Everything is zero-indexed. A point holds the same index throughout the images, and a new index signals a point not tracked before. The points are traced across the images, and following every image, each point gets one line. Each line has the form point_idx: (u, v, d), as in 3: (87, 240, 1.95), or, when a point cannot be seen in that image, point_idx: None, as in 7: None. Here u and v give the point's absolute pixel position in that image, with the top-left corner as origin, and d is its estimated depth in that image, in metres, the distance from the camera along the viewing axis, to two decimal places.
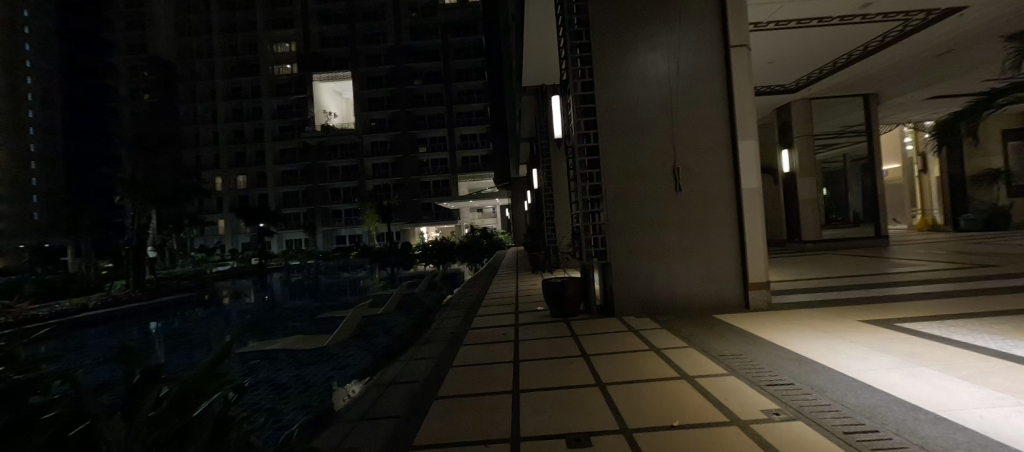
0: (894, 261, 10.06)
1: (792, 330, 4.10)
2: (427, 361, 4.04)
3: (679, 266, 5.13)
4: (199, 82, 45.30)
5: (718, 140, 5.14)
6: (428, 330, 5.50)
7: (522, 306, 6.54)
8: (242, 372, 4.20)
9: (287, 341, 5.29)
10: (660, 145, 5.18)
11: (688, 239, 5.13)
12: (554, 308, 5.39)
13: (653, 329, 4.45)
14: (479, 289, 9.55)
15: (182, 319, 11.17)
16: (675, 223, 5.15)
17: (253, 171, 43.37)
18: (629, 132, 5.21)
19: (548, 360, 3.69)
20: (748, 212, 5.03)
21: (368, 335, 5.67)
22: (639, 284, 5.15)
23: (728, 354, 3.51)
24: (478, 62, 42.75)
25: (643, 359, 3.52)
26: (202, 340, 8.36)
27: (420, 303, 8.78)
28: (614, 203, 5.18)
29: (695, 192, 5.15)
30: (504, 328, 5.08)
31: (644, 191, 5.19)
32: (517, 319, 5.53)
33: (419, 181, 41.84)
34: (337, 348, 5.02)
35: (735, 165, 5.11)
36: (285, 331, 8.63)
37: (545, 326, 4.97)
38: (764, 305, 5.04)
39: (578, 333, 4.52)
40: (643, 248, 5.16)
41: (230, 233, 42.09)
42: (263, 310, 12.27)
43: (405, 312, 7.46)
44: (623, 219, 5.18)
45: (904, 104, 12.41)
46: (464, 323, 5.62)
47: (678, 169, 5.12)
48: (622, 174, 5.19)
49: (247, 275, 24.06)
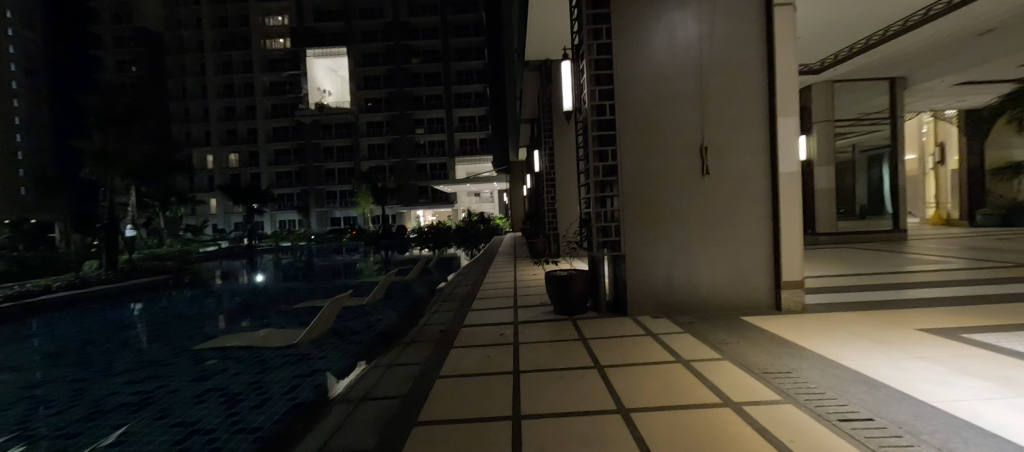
0: (914, 257, 9.48)
1: (840, 339, 3.48)
2: (411, 368, 3.41)
3: (702, 259, 4.49)
4: (188, 55, 43.54)
5: (755, 116, 4.44)
6: (415, 327, 4.86)
7: (522, 300, 5.94)
8: (192, 379, 3.56)
9: (256, 336, 4.65)
10: (686, 121, 4.48)
11: (712, 229, 4.49)
12: (558, 304, 4.77)
13: (676, 334, 3.81)
14: (475, 277, 8.98)
15: (159, 302, 10.53)
16: (699, 212, 4.49)
17: (245, 150, 42.13)
18: (650, 104, 4.49)
19: (553, 372, 3.06)
20: (785, 200, 4.36)
21: (347, 331, 5.00)
22: (656, 281, 4.52)
23: (773, 371, 2.86)
24: (478, 41, 41.29)
25: (671, 375, 2.86)
26: (173, 327, 7.70)
27: (411, 292, 8.16)
28: (632, 186, 4.50)
29: (724, 177, 4.46)
30: (501, 327, 4.46)
31: (666, 173, 4.50)
32: (515, 316, 4.90)
33: (416, 164, 40.94)
34: (310, 346, 4.37)
35: (770, 145, 4.42)
36: (264, 317, 8.00)
37: (549, 326, 4.35)
38: (798, 308, 4.40)
39: (587, 337, 3.89)
40: (662, 239, 4.51)
41: (222, 213, 41.17)
42: (248, 293, 11.65)
43: (394, 302, 6.88)
44: (640, 205, 4.51)
45: (930, 90, 11.63)
46: (456, 319, 4.99)
47: (706, 149, 4.42)
48: (641, 151, 4.50)
49: (237, 255, 23.42)
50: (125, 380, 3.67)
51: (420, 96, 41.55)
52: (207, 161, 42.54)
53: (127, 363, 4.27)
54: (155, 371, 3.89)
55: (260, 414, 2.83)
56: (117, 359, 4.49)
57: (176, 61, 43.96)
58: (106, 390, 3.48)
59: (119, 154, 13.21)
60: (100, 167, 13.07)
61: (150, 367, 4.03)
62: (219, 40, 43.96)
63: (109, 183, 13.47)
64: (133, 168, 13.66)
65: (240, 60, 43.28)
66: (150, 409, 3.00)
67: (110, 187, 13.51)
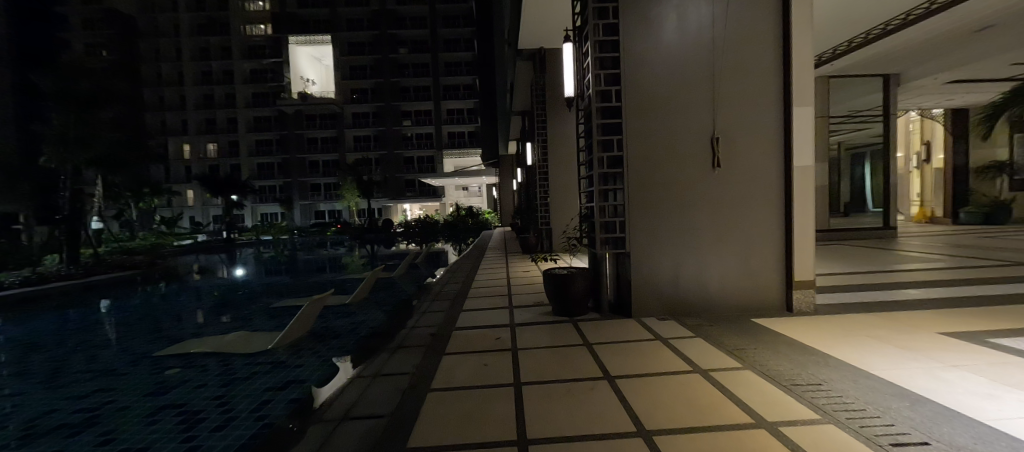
0: (906, 255, 9.49)
1: (863, 344, 3.26)
2: (401, 377, 3.05)
3: (711, 256, 4.22)
4: (162, 39, 41.55)
5: (768, 103, 4.17)
6: (403, 329, 4.47)
7: (517, 298, 5.60)
8: (147, 393, 3.12)
9: (226, 341, 4.20)
10: (696, 109, 4.18)
11: (721, 224, 4.21)
12: (557, 304, 4.46)
13: (687, 339, 3.54)
14: (466, 273, 8.62)
15: (128, 298, 9.88)
16: (709, 206, 4.21)
17: (224, 139, 40.59)
18: (659, 90, 4.18)
19: (560, 384, 2.74)
20: (799, 195, 4.11)
21: (328, 334, 4.57)
22: (663, 280, 4.24)
23: (801, 383, 2.59)
24: (467, 31, 40.47)
25: (693, 388, 2.57)
26: (138, 326, 7.13)
27: (398, 288, 7.74)
28: (638, 179, 4.20)
29: (735, 169, 4.19)
30: (498, 330, 4.12)
31: (675, 165, 4.20)
32: (511, 318, 4.55)
33: (403, 156, 40.12)
34: (286, 353, 3.94)
35: (784, 135, 4.16)
36: (240, 314, 7.47)
37: (550, 329, 4.04)
38: (810, 308, 4.17)
39: (592, 342, 3.58)
40: (669, 235, 4.22)
41: (201, 205, 39.68)
42: (225, 288, 11.05)
43: (381, 300, 6.48)
44: (646, 199, 4.20)
45: (923, 87, 11.62)
46: (448, 320, 4.63)
47: (718, 139, 4.13)
48: (648, 142, 4.19)
49: (216, 249, 22.50)
50: (68, 394, 3.19)
51: (408, 88, 40.64)
52: (183, 150, 40.84)
53: (75, 372, 3.77)
54: (106, 382, 3.43)
55: (220, 438, 2.40)
56: (63, 367, 3.98)
57: (150, 45, 41.94)
58: (42, 407, 3.01)
59: (80, 141, 12.33)
60: (58, 154, 12.13)
61: (100, 378, 3.55)
62: (197, 24, 42.10)
63: (67, 172, 12.53)
64: (96, 155, 12.77)
65: (218, 46, 41.53)
66: (89, 433, 2.55)
67: (70, 175, 12.59)
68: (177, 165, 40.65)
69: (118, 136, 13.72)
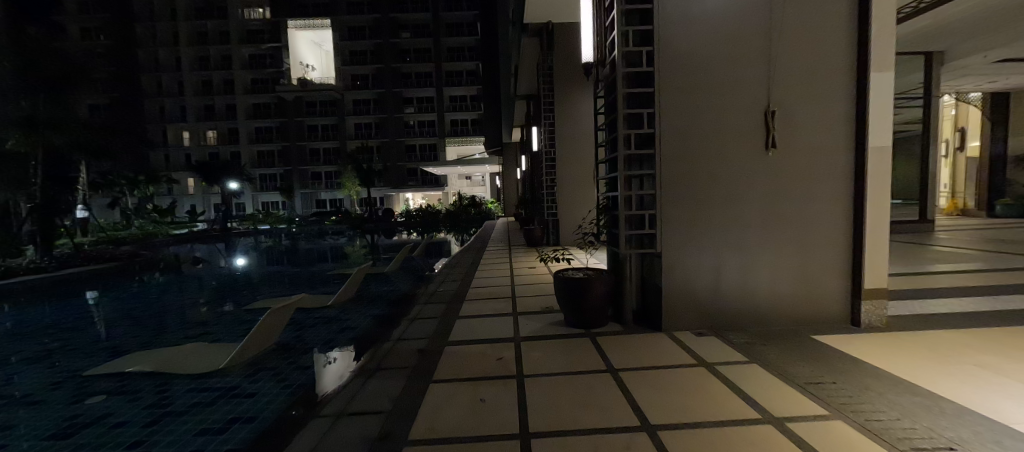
0: (946, 250, 8.66)
1: (975, 378, 2.47)
2: (370, 420, 2.31)
3: (762, 259, 3.45)
4: (158, 23, 40.37)
5: (836, 67, 3.34)
6: (386, 342, 3.73)
7: (523, 302, 4.84)
8: (43, 436, 2.41)
9: (173, 357, 3.47)
10: (747, 76, 3.36)
11: (773, 218, 3.43)
12: (572, 314, 3.72)
13: (738, 364, 2.79)
14: (467, 268, 7.92)
15: (107, 292, 9.26)
16: (759, 199, 3.42)
17: (224, 127, 39.75)
18: (702, 53, 3.35)
19: (580, 437, 1.99)
20: (872, 184, 3.31)
21: (298, 347, 3.83)
22: (701, 289, 3.47)
23: (925, 447, 1.81)
24: (470, 15, 39.03)
25: (768, 449, 1.82)
26: (103, 322, 6.45)
27: (390, 284, 6.99)
28: (674, 163, 3.40)
29: (794, 152, 3.39)
30: (500, 346, 3.39)
31: (719, 146, 3.40)
32: (515, 330, 3.80)
33: (405, 144, 39.20)
34: (237, 376, 3.19)
35: (856, 108, 3.35)
36: (219, 308, 6.78)
37: (564, 346, 3.31)
38: (880, 323, 3.42)
39: (618, 368, 2.83)
40: (710, 231, 3.44)
41: (200, 194, 39.03)
42: (214, 279, 10.44)
43: (370, 300, 5.76)
44: (683, 188, 3.41)
45: (967, 67, 10.60)
46: (440, 331, 3.89)
47: (773, 114, 3.33)
48: (688, 115, 3.38)
49: (212, 239, 21.87)
50: None
51: (410, 74, 39.52)
52: (182, 137, 40.13)
53: None
54: (7, 413, 2.73)
55: None
56: None
57: (146, 29, 40.80)
58: None
59: (50, 123, 11.35)
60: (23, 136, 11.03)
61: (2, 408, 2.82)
62: (194, 8, 41.05)
63: (37, 157, 11.56)
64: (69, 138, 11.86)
65: (216, 30, 40.50)
66: None
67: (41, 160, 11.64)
68: (176, 153, 39.92)
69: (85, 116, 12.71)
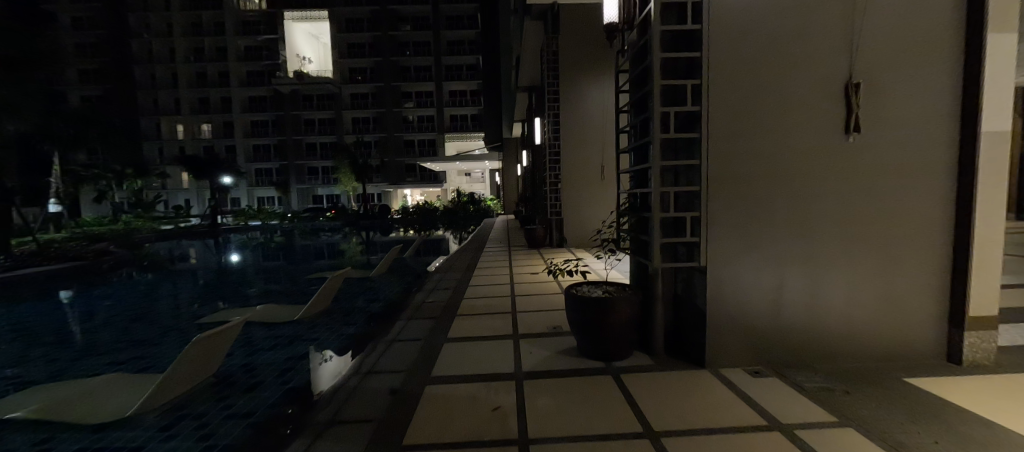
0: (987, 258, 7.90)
1: None
2: None
3: (835, 278, 2.67)
4: (152, 12, 39.20)
5: (938, 28, 2.55)
6: (352, 375, 2.95)
7: (524, 320, 4.05)
8: None
9: (71, 402, 2.62)
10: (824, 38, 2.56)
11: (850, 224, 2.66)
12: (587, 341, 2.95)
13: (826, 427, 2.00)
14: (463, 271, 7.16)
15: (65, 294, 8.42)
16: (834, 201, 2.64)
17: (218, 120, 38.83)
18: (767, 4, 2.53)
19: None
20: (987, 182, 2.51)
21: (242, 382, 3.04)
22: (758, 314, 2.68)
23: None
24: (471, 7, 37.94)
25: None
26: (39, 330, 5.59)
27: (375, 291, 6.21)
28: (724, 151, 2.61)
29: (881, 137, 2.60)
30: (496, 387, 2.60)
31: (785, 131, 2.61)
32: (516, 361, 3.02)
33: (403, 139, 38.31)
34: (144, 431, 2.36)
35: (967, 82, 2.54)
36: (176, 315, 5.92)
37: (580, 387, 2.55)
38: (986, 361, 2.64)
39: (658, 429, 2.04)
40: (768, 240, 2.65)
41: (194, 188, 38.20)
42: (188, 277, 9.62)
43: (348, 312, 4.98)
44: (735, 185, 2.63)
45: None
46: (422, 360, 3.11)
47: (858, 88, 2.53)
48: (743, 90, 2.59)
49: (200, 234, 21.07)
50: None
51: (409, 68, 38.65)
52: (175, 130, 39.15)
53: None
54: None
55: None
56: None
57: (139, 19, 39.70)
58: None
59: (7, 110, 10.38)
60: None
61: None
62: None
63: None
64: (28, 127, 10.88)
65: (211, 21, 39.50)
66: None
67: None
68: (169, 146, 39.04)
69: (49, 103, 11.70)
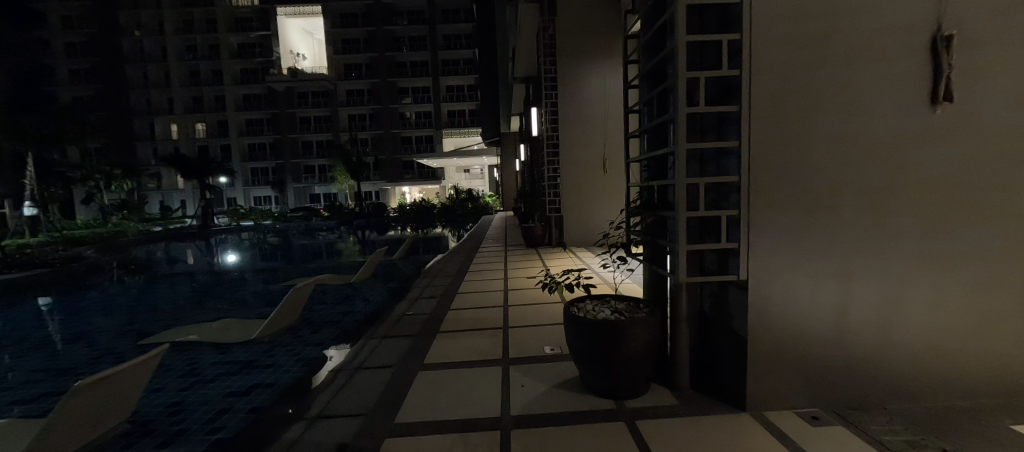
0: None
1: None
2: None
3: (914, 293, 2.05)
4: (142, 10, 38.31)
5: None
6: (298, 419, 2.36)
7: (515, 338, 3.44)
8: None
9: None
10: None
11: (935, 222, 2.03)
12: (592, 373, 2.34)
13: None
14: (453, 275, 6.53)
15: (24, 303, 7.77)
16: (914, 194, 2.02)
17: (211, 119, 38.08)
18: None
19: None
20: None
21: (162, 428, 2.45)
22: (813, 340, 2.07)
23: None
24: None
25: None
26: None
27: (355, 300, 5.60)
28: (770, 128, 1.98)
29: (977, 107, 1.97)
30: (472, 440, 2.01)
31: (850, 102, 1.98)
32: (503, 398, 2.43)
33: (400, 136, 37.59)
34: None
35: None
36: (131, 327, 5.30)
37: (582, 441, 1.94)
38: None
39: None
40: (826, 245, 2.03)
41: (189, 189, 37.55)
42: (163, 282, 8.99)
43: (318, 327, 4.36)
44: (783, 175, 2.00)
45: None
46: (389, 397, 2.52)
47: (949, 43, 1.91)
48: (796, 46, 1.95)
49: (191, 236, 20.43)
50: None
51: (405, 63, 37.81)
52: (168, 130, 38.43)
53: None
54: None
55: None
56: None
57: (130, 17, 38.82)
58: None
59: None
60: None
61: None
62: None
63: None
64: None
65: (203, 18, 38.67)
66: None
67: None
68: (162, 146, 38.32)
69: None
